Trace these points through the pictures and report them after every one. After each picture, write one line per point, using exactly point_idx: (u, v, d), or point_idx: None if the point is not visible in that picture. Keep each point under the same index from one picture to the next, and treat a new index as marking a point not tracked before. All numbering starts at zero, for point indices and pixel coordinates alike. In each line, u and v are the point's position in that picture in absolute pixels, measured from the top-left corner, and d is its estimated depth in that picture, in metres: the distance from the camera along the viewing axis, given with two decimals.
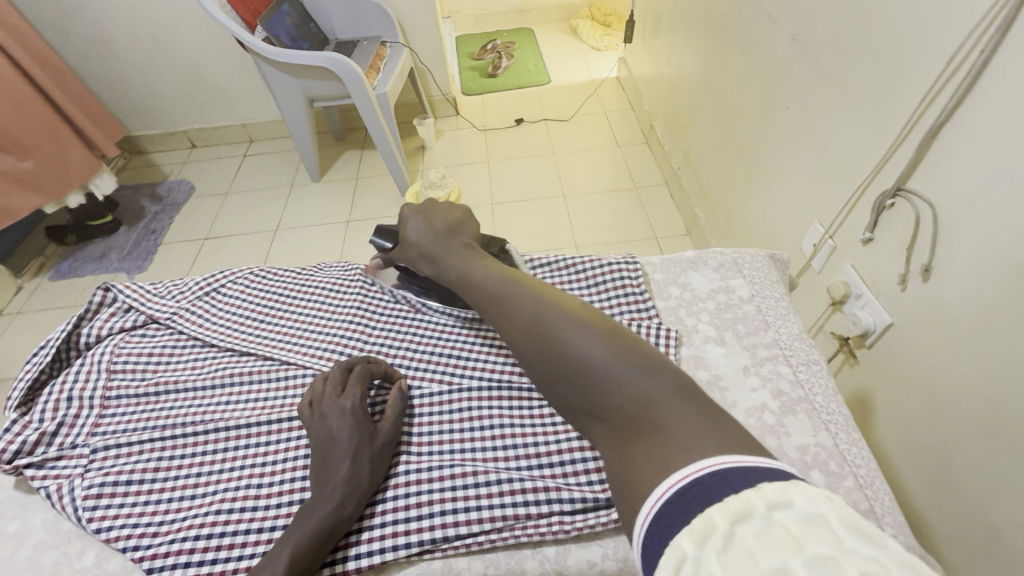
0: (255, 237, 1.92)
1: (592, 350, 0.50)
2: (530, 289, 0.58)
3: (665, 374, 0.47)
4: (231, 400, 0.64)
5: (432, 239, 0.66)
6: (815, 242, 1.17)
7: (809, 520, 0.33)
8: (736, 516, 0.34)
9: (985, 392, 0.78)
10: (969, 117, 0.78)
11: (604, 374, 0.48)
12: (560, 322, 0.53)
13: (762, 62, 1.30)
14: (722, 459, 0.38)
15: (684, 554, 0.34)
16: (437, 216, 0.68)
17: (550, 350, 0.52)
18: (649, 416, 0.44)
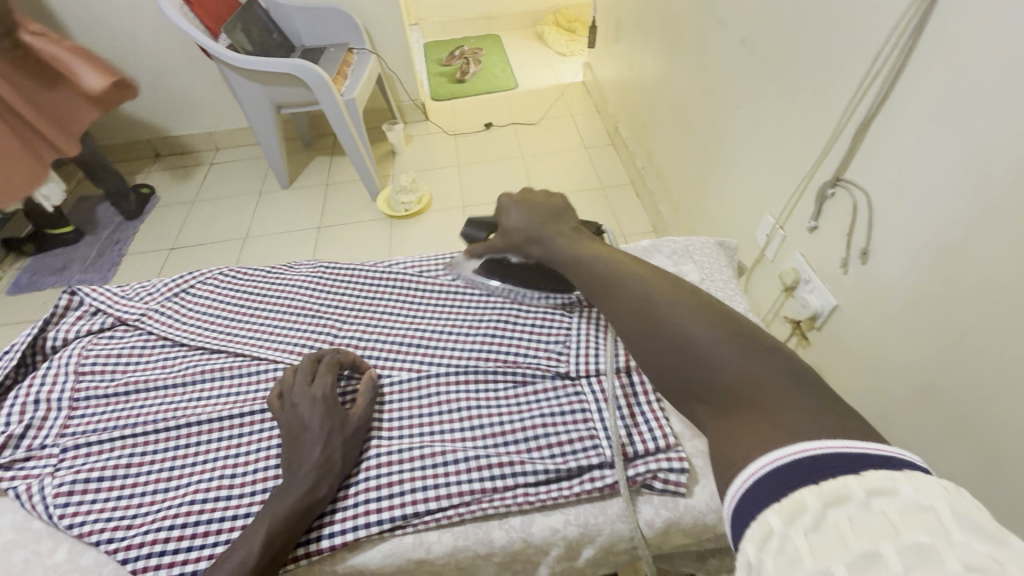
0: (224, 245, 1.90)
1: (695, 328, 0.46)
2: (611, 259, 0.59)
3: (781, 359, 0.42)
4: (203, 396, 0.65)
5: (535, 225, 0.65)
6: (767, 233, 1.24)
7: (917, 509, 0.28)
8: (831, 498, 0.30)
9: (917, 362, 0.85)
10: (892, 110, 0.84)
11: (705, 357, 0.44)
12: (642, 289, 0.52)
13: (714, 65, 1.37)
14: (825, 442, 0.33)
15: (771, 529, 0.30)
16: (540, 202, 0.68)
17: (627, 315, 0.51)
18: (762, 397, 0.39)
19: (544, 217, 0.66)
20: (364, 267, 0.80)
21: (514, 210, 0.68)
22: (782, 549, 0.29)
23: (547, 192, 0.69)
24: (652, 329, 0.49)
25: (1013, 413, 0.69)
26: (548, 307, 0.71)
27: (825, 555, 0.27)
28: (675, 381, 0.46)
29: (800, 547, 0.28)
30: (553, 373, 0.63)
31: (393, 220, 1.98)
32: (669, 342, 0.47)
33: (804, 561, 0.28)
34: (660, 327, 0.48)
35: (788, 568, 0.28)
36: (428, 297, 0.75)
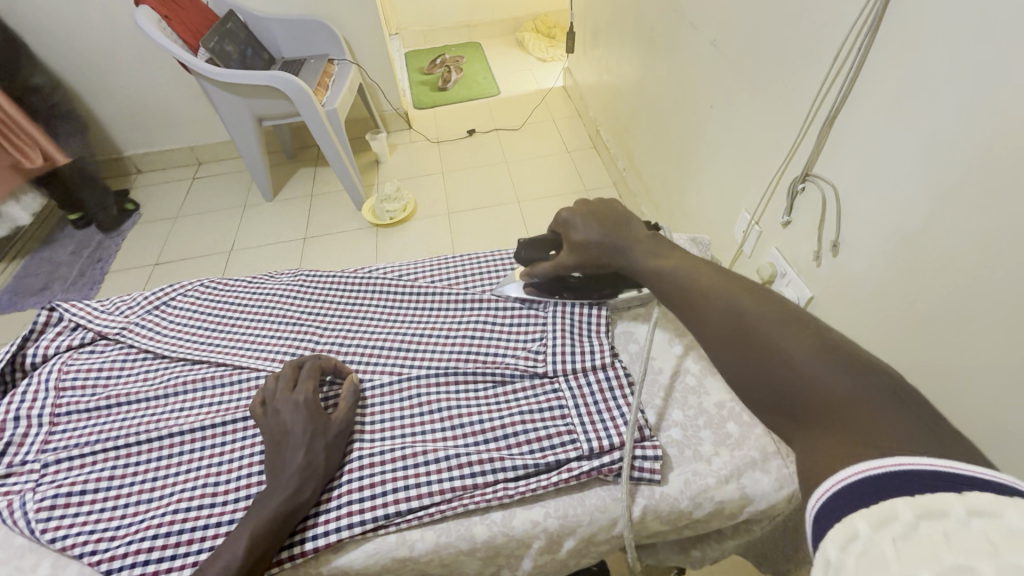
0: (208, 259, 1.90)
1: (790, 342, 0.40)
2: (685, 269, 0.53)
3: (881, 375, 0.36)
4: (185, 407, 0.66)
5: (607, 232, 0.62)
6: (744, 229, 1.27)
7: (1022, 535, 0.23)
8: (925, 512, 0.26)
9: (887, 349, 0.87)
10: (854, 106, 0.87)
11: (799, 373, 0.39)
12: (729, 305, 0.46)
13: (688, 66, 1.40)
14: (929, 459, 0.29)
15: (855, 532, 0.27)
16: (605, 211, 0.64)
17: (715, 334, 0.46)
18: (853, 416, 0.34)
19: (610, 225, 0.62)
20: (345, 274, 0.81)
21: (580, 222, 0.64)
22: (865, 550, 0.26)
23: (609, 199, 0.66)
24: (743, 348, 0.43)
25: (974, 392, 0.72)
26: (525, 307, 0.72)
27: (912, 561, 0.24)
28: (765, 399, 0.41)
29: (885, 550, 0.25)
30: (531, 372, 0.65)
31: (378, 229, 1.99)
32: (761, 357, 0.41)
33: (888, 564, 0.25)
34: (752, 343, 0.43)
35: (869, 569, 0.25)
36: (408, 300, 0.76)
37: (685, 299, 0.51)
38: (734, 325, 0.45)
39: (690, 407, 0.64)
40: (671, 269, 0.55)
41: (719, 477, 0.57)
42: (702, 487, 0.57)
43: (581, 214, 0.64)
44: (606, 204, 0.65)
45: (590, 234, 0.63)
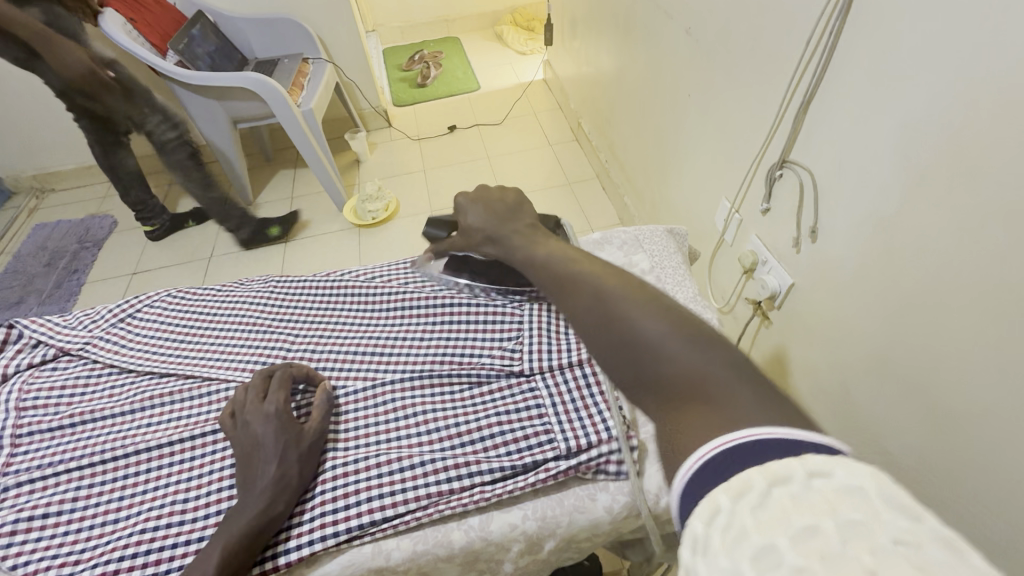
0: (188, 266, 1.86)
1: (649, 319, 0.42)
2: (576, 259, 0.55)
3: (727, 349, 0.38)
4: (152, 422, 0.64)
5: (492, 219, 0.64)
6: (724, 218, 1.26)
7: (851, 489, 0.24)
8: (773, 477, 0.26)
9: (868, 332, 0.86)
10: (827, 91, 0.87)
11: (659, 345, 0.39)
12: (595, 289, 0.48)
13: (664, 55, 1.39)
14: (774, 428, 0.29)
15: (718, 508, 0.26)
16: (496, 200, 0.66)
17: (580, 316, 0.47)
18: (707, 385, 0.34)
19: (505, 211, 0.65)
20: (316, 278, 0.79)
21: (468, 203, 0.67)
22: (730, 526, 0.25)
23: (500, 188, 0.68)
24: (610, 330, 0.43)
25: (950, 373, 0.72)
26: (500, 305, 0.71)
27: (770, 529, 0.23)
28: (630, 373, 0.40)
29: (746, 522, 0.24)
30: (507, 372, 0.64)
31: (360, 229, 1.96)
32: (622, 339, 0.41)
33: (751, 536, 0.24)
34: (615, 324, 0.43)
35: (733, 544, 0.24)
36: (381, 302, 0.75)
37: (561, 287, 0.52)
38: (601, 309, 0.45)
39: None
40: (561, 259, 0.55)
41: None
42: None
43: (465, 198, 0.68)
44: (496, 192, 0.67)
45: (476, 219, 0.66)
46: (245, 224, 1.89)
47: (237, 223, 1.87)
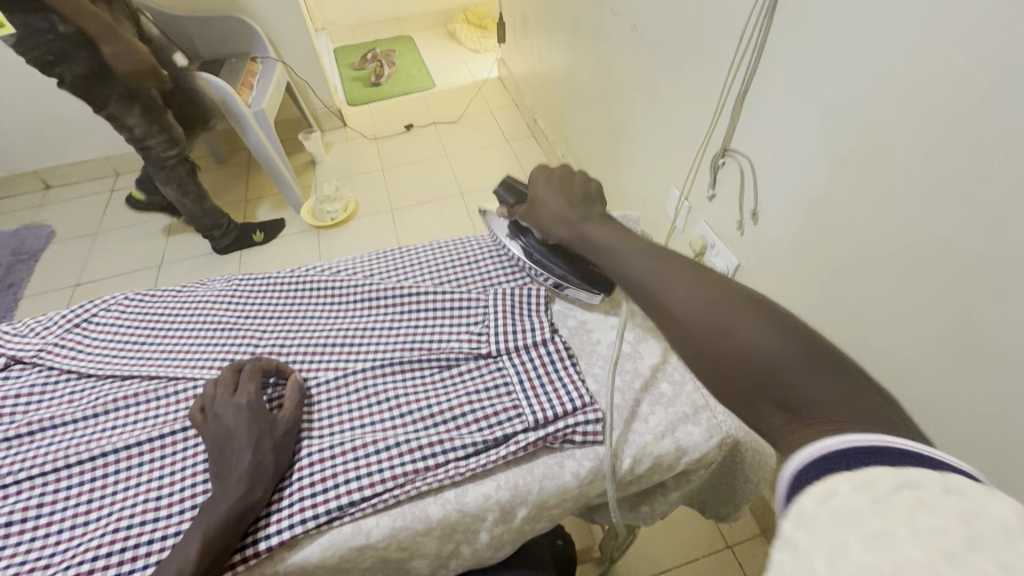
0: (137, 275, 1.79)
1: (732, 320, 0.44)
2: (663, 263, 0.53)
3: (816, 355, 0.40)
4: (118, 424, 0.63)
5: (560, 206, 0.67)
6: (675, 205, 1.32)
7: (995, 513, 0.24)
8: (903, 479, 0.27)
9: (807, 304, 0.94)
10: (761, 83, 0.94)
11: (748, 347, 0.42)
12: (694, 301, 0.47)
13: (613, 51, 1.45)
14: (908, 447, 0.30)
15: (834, 491, 0.28)
16: (570, 182, 0.68)
17: (680, 334, 0.47)
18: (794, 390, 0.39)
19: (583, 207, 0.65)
20: (280, 275, 0.80)
21: (544, 187, 0.69)
22: (843, 505, 0.27)
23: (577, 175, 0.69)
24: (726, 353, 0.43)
25: (874, 334, 0.80)
26: (467, 292, 0.74)
27: (890, 518, 0.25)
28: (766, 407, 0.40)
29: (864, 507, 0.26)
30: (474, 354, 0.67)
31: (319, 231, 1.94)
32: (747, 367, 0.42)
33: (868, 519, 0.25)
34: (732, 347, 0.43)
35: (845, 520, 0.26)
36: (346, 295, 0.76)
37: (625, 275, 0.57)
38: (702, 325, 0.46)
39: (628, 371, 0.68)
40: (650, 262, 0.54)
41: (655, 434, 0.62)
42: (641, 445, 0.61)
43: (536, 179, 0.70)
44: (563, 182, 0.68)
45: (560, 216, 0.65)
46: (230, 230, 1.83)
47: (221, 231, 1.81)
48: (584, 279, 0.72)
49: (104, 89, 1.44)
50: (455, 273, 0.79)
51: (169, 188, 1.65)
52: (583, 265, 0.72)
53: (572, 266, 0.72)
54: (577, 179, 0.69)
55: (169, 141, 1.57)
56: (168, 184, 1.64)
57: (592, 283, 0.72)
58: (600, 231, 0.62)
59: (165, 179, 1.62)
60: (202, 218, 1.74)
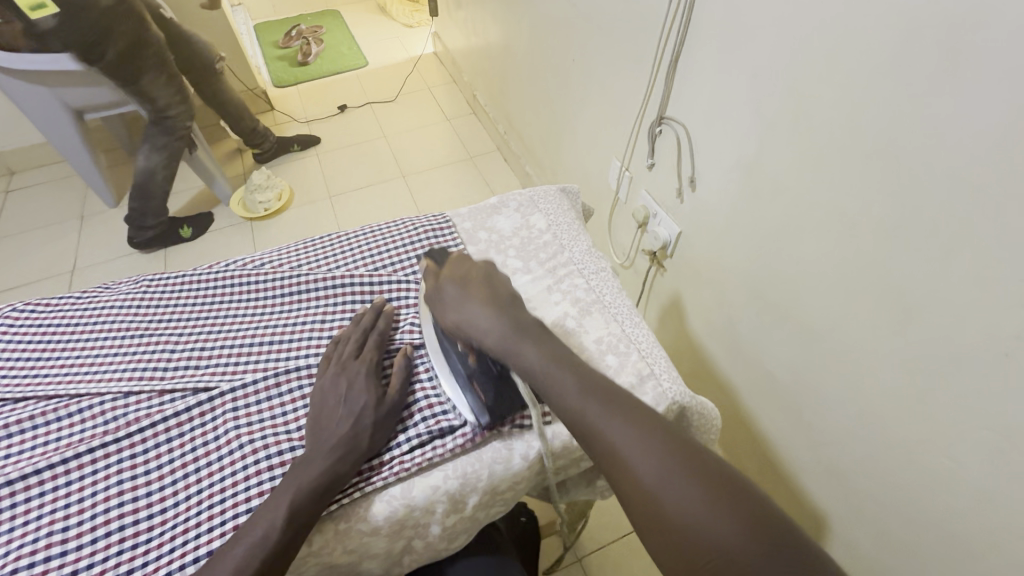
0: (44, 283, 1.62)
1: (671, 479, 0.45)
2: (612, 411, 0.50)
3: (753, 511, 0.42)
4: (12, 452, 0.56)
5: (475, 305, 0.60)
6: (616, 176, 1.31)
7: None
8: None
9: (746, 266, 0.95)
10: (691, 48, 0.93)
11: (693, 514, 0.43)
12: (643, 465, 0.46)
13: (546, 22, 1.41)
14: None
15: None
16: (486, 285, 0.62)
17: (631, 503, 0.46)
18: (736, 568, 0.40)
19: (513, 324, 0.58)
20: (196, 272, 0.73)
21: (453, 294, 0.62)
22: None
23: (480, 272, 0.64)
24: (669, 529, 0.43)
25: (805, 292, 0.83)
26: (405, 280, 0.71)
27: None
28: None
29: None
30: (417, 343, 0.65)
31: (252, 223, 1.82)
32: (687, 551, 0.42)
33: None
34: (672, 523, 0.43)
35: None
36: (273, 288, 0.70)
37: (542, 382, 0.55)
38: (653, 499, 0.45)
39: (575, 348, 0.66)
40: (598, 407, 0.51)
41: None
42: None
43: (442, 276, 0.64)
44: (486, 287, 0.62)
45: (489, 339, 0.58)
46: (161, 223, 1.68)
47: (154, 221, 1.65)
48: (493, 393, 0.57)
49: (135, 61, 1.36)
50: (391, 258, 0.75)
51: (154, 157, 1.55)
52: (497, 373, 0.59)
53: (483, 373, 0.58)
54: (500, 286, 0.63)
55: (183, 111, 1.53)
56: (150, 155, 1.54)
57: (504, 402, 0.57)
58: (541, 358, 0.55)
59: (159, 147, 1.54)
60: (159, 199, 1.61)
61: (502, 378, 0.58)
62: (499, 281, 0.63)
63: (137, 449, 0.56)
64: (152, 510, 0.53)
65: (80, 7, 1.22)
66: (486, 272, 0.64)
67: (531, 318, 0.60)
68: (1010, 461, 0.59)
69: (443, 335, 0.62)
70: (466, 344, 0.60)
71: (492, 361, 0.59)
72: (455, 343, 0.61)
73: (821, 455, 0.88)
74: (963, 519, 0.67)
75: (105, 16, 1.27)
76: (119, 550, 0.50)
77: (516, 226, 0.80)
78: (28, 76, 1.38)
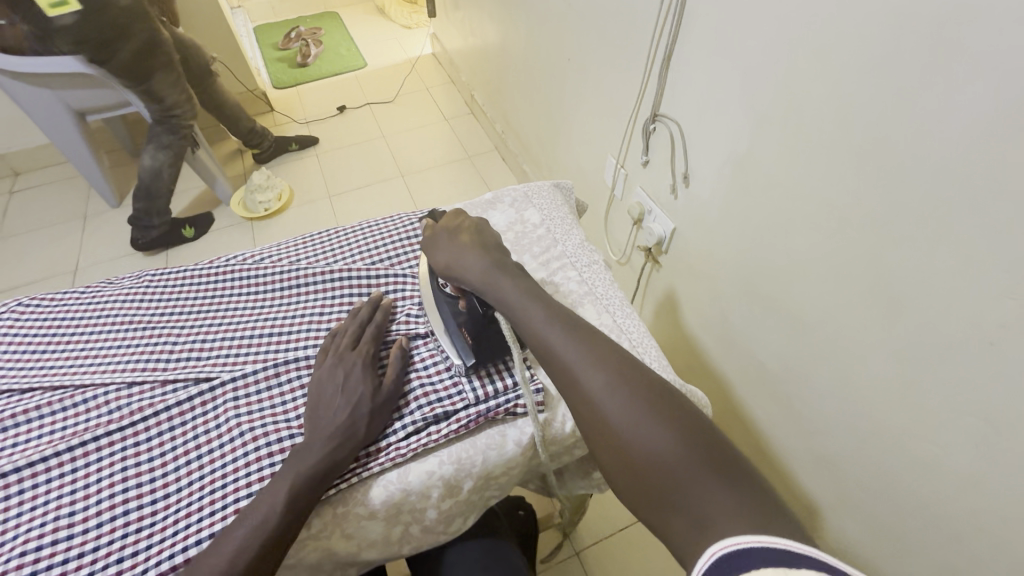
0: (48, 282, 1.64)
1: (619, 395, 0.47)
2: (573, 334, 0.53)
3: (692, 425, 0.44)
4: (18, 441, 0.57)
5: (461, 250, 0.65)
6: (612, 174, 1.33)
7: None
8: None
9: (739, 260, 0.97)
10: (683, 47, 0.95)
11: (634, 425, 0.45)
12: (594, 382, 0.49)
13: (543, 22, 1.43)
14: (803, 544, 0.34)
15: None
16: (474, 233, 0.66)
17: (584, 417, 0.49)
18: (671, 476, 0.41)
19: (494, 263, 0.62)
20: (198, 266, 0.74)
21: (445, 240, 0.67)
22: None
23: (472, 225, 0.68)
24: (613, 438, 0.46)
25: (796, 285, 0.84)
26: (402, 274, 0.72)
27: None
28: (644, 494, 0.43)
29: None
30: (414, 334, 0.66)
31: (252, 222, 1.83)
32: (630, 457, 0.44)
33: None
34: (617, 434, 0.45)
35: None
36: (273, 283, 0.72)
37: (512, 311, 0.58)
38: (601, 413, 0.47)
39: None
40: (559, 331, 0.53)
41: None
42: None
43: (437, 226, 0.70)
44: (474, 235, 0.66)
45: (471, 276, 0.62)
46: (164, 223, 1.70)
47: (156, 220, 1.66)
48: (477, 336, 0.62)
49: (145, 62, 1.37)
50: (388, 252, 0.77)
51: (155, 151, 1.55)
52: (482, 315, 0.63)
53: (470, 318, 0.63)
54: (490, 236, 0.67)
55: (185, 110, 1.54)
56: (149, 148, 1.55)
57: (487, 346, 0.62)
58: (514, 291, 0.59)
59: (156, 144, 1.55)
60: (163, 198, 1.62)
61: (488, 320, 0.63)
62: (489, 232, 0.67)
63: (140, 437, 0.57)
64: (155, 496, 0.54)
65: (99, 6, 1.22)
66: (477, 224, 0.68)
67: (515, 263, 0.64)
68: (994, 447, 0.61)
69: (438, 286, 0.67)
70: (455, 291, 0.65)
71: (477, 304, 0.63)
72: (447, 288, 0.66)
73: (813, 446, 0.90)
74: (950, 505, 0.69)
75: (119, 15, 1.27)
76: (123, 534, 0.52)
77: (510, 222, 0.81)
78: (30, 78, 1.40)
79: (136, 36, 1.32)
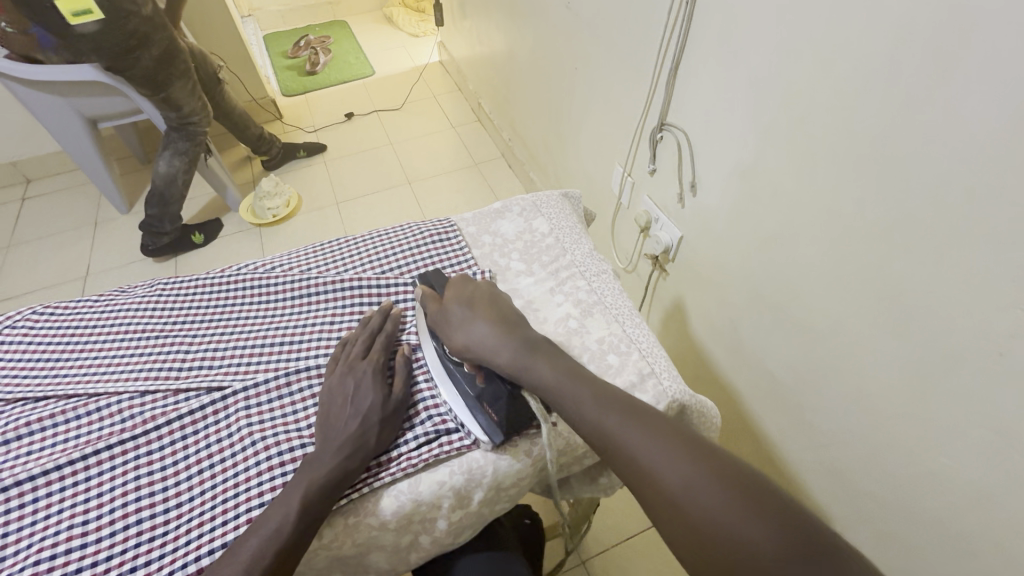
0: (59, 288, 1.65)
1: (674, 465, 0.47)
2: (610, 403, 0.53)
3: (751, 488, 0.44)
4: (34, 449, 0.58)
5: (483, 329, 0.60)
6: (619, 182, 1.33)
7: None
8: None
9: (747, 269, 0.96)
10: (690, 56, 0.95)
11: (693, 494, 0.45)
12: (642, 452, 0.49)
13: (550, 31, 1.44)
14: None
15: None
16: (489, 305, 0.63)
17: (641, 488, 0.48)
18: (741, 546, 0.42)
19: (523, 344, 0.59)
20: (210, 275, 0.75)
21: (459, 316, 0.62)
22: None
23: (483, 294, 0.64)
24: (673, 510, 0.45)
25: (805, 295, 0.84)
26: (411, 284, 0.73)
27: None
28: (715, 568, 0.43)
29: None
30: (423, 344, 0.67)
31: (261, 229, 1.85)
32: (693, 527, 0.44)
33: None
34: (679, 506, 0.45)
35: None
36: (284, 292, 0.73)
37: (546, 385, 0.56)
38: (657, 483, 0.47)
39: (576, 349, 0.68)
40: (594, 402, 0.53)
41: None
42: None
43: (445, 299, 0.65)
44: (492, 308, 0.62)
45: (500, 361, 0.58)
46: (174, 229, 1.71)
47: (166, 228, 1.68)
48: (505, 413, 0.59)
49: (164, 71, 1.40)
50: (397, 262, 0.77)
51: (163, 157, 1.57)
52: (508, 392, 0.59)
53: (493, 395, 0.59)
54: (505, 306, 0.63)
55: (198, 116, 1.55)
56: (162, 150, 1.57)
57: (514, 421, 0.59)
58: (549, 369, 0.56)
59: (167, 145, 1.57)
60: (176, 204, 1.64)
61: (513, 397, 0.59)
62: (502, 301, 0.64)
63: (154, 446, 0.58)
64: (168, 505, 0.55)
65: (124, 15, 1.24)
66: (491, 292, 0.65)
67: (541, 338, 0.61)
68: (1004, 460, 0.61)
69: (447, 358, 0.63)
70: (472, 367, 0.61)
71: (500, 381, 0.59)
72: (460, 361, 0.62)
73: (822, 456, 0.89)
74: (960, 518, 0.68)
75: (140, 24, 1.28)
76: (137, 542, 0.52)
77: (519, 232, 0.81)
78: (41, 85, 1.42)
79: (156, 45, 1.34)
